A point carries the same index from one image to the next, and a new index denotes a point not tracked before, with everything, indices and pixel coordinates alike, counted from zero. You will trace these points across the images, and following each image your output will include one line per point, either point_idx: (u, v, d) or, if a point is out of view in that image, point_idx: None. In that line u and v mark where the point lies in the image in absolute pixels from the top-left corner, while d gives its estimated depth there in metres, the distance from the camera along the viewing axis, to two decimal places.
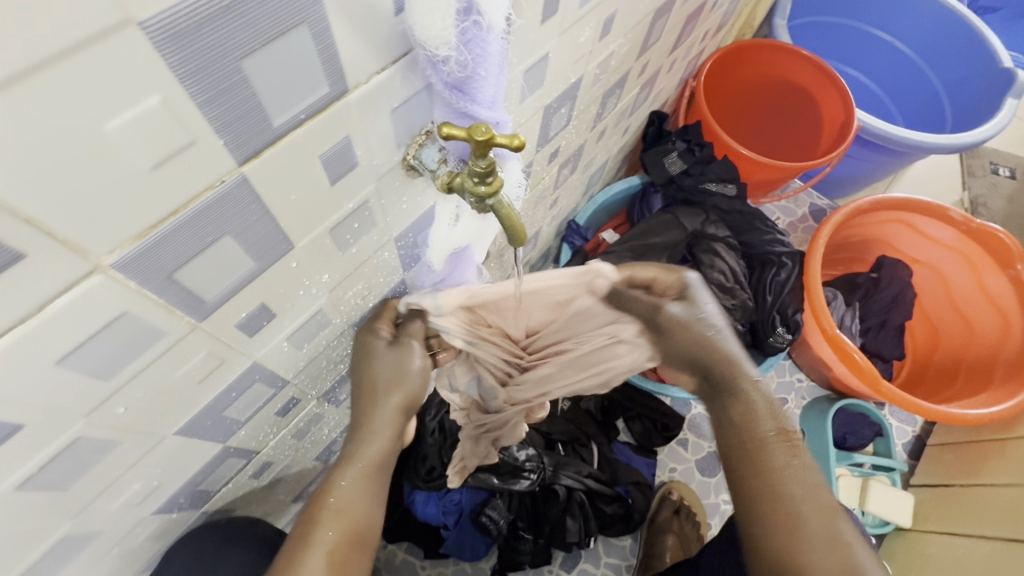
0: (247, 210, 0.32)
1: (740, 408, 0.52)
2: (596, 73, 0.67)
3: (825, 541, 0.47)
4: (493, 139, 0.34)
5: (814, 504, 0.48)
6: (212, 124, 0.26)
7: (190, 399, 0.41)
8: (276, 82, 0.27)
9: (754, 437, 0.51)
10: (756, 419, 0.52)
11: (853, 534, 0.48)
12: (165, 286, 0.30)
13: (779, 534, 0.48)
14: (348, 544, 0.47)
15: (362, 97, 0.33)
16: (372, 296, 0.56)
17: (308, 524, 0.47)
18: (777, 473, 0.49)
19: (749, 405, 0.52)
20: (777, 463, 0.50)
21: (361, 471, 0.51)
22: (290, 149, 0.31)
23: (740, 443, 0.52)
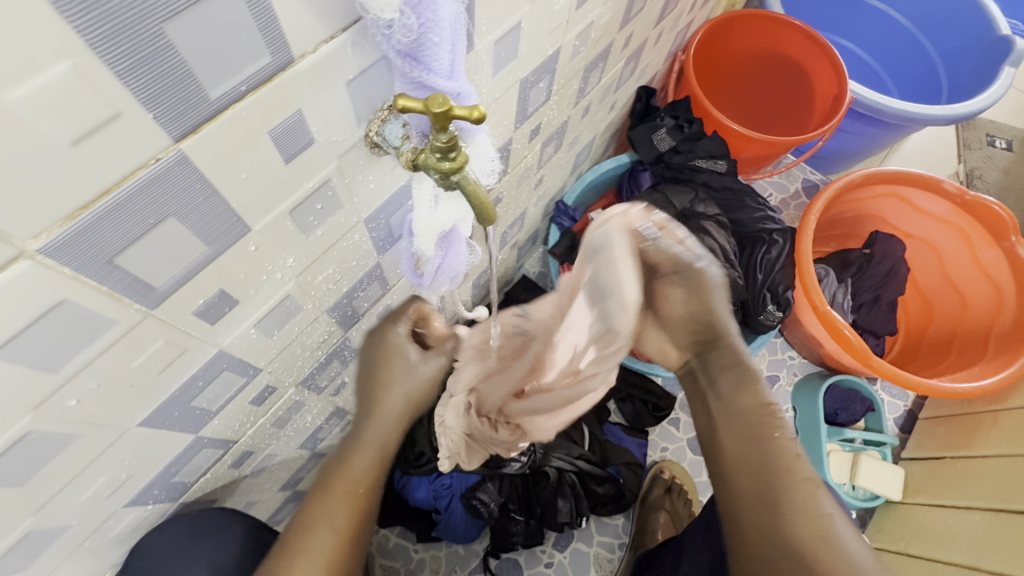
0: (190, 190, 0.30)
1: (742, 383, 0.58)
2: (575, 44, 0.65)
3: (802, 510, 0.51)
4: (452, 111, 0.32)
5: (793, 474, 0.52)
6: (138, 97, 0.24)
7: (153, 388, 0.39)
8: (207, 50, 0.25)
9: (747, 406, 0.57)
10: (761, 390, 0.57)
11: (831, 505, 0.51)
12: (107, 271, 0.29)
13: (753, 504, 0.53)
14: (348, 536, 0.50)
15: (311, 67, 0.31)
16: (345, 281, 0.54)
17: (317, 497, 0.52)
18: (767, 443, 0.54)
19: (735, 380, 0.58)
20: (770, 431, 0.55)
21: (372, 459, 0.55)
22: (234, 126, 0.29)
23: (733, 412, 0.57)
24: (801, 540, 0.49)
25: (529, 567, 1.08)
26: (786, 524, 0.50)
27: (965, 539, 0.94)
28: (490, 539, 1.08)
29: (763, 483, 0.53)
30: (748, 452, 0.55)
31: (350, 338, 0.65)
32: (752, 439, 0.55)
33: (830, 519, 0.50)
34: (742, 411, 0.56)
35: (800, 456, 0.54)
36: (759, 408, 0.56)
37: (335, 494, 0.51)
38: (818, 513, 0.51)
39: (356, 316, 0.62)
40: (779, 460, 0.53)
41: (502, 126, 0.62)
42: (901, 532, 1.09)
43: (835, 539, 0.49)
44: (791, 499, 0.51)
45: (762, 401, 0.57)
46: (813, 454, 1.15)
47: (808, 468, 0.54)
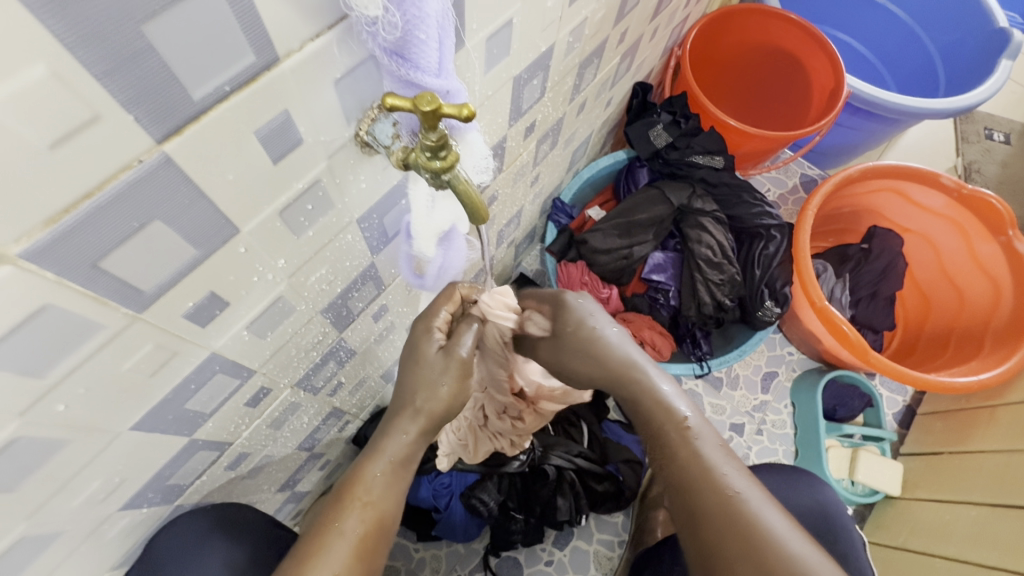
0: (176, 192, 0.29)
1: (641, 405, 0.55)
2: (569, 40, 0.64)
3: (730, 530, 0.47)
4: (440, 109, 0.32)
5: (711, 493, 0.49)
6: (118, 98, 0.24)
7: (144, 392, 0.39)
8: (189, 51, 0.25)
9: (653, 430, 0.54)
10: (667, 409, 0.54)
11: (766, 513, 0.48)
12: (92, 275, 0.29)
13: (691, 529, 0.50)
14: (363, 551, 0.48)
15: (297, 66, 0.31)
16: (339, 281, 0.54)
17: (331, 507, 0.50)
18: (683, 463, 0.52)
19: (636, 402, 0.55)
20: (682, 449, 0.52)
21: (390, 464, 0.52)
22: (219, 127, 0.29)
23: (651, 436, 0.54)
24: (743, 558, 0.46)
25: (529, 565, 1.09)
26: (725, 545, 0.47)
27: (964, 535, 0.94)
28: (490, 538, 1.08)
29: (694, 503, 0.50)
30: (676, 472, 0.52)
31: (345, 338, 0.64)
32: (668, 460, 0.53)
33: (770, 528, 0.47)
34: (655, 435, 0.54)
35: (716, 465, 0.51)
36: (665, 428, 0.53)
37: (352, 503, 0.50)
38: (749, 528, 0.47)
39: (351, 317, 0.62)
40: (696, 472, 0.51)
41: (496, 123, 0.62)
42: (898, 528, 1.09)
43: (779, 551, 0.46)
44: (717, 516, 0.48)
45: (665, 418, 0.53)
46: (811, 450, 1.15)
47: (729, 478, 0.50)
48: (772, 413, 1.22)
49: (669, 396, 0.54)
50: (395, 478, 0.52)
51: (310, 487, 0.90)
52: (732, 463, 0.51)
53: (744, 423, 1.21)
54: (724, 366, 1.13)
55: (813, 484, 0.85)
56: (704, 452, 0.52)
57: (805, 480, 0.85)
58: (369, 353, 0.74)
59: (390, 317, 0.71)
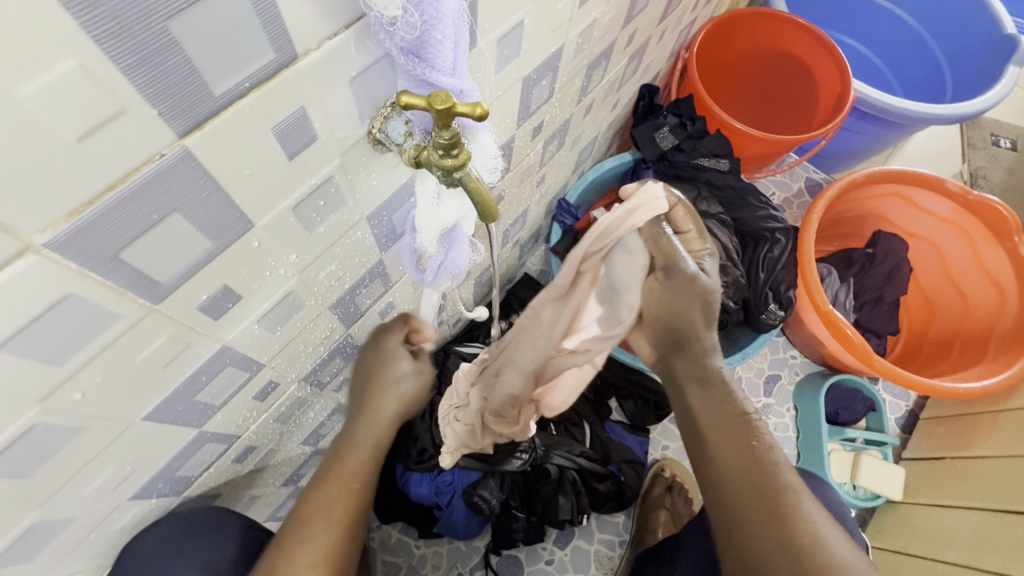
0: (195, 186, 0.30)
1: (726, 393, 0.60)
2: (578, 42, 0.65)
3: (774, 517, 0.53)
4: (454, 108, 0.32)
5: (771, 487, 0.55)
6: (143, 92, 0.24)
7: (157, 382, 0.40)
8: (213, 47, 0.26)
9: (730, 417, 0.59)
10: (737, 402, 0.60)
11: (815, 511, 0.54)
12: (112, 266, 0.29)
13: (737, 517, 0.55)
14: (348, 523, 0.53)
15: (314, 64, 0.31)
16: (348, 277, 0.54)
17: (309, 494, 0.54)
18: (745, 451, 0.57)
19: (712, 395, 0.61)
20: (742, 443, 0.57)
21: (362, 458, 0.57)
22: (237, 122, 0.30)
23: (712, 423, 0.60)
24: (788, 541, 0.52)
25: (530, 563, 1.09)
26: (772, 537, 0.53)
27: (966, 540, 0.94)
28: (491, 536, 1.08)
29: (748, 492, 0.55)
30: (727, 466, 0.57)
31: (352, 334, 0.65)
32: (726, 455, 0.57)
33: (817, 523, 0.53)
34: (720, 421, 0.59)
35: (779, 463, 0.57)
36: (740, 420, 0.59)
37: (329, 491, 0.54)
38: (797, 519, 0.53)
39: (358, 313, 0.62)
40: (757, 465, 0.56)
41: (505, 123, 0.62)
42: (900, 532, 1.09)
43: (823, 547, 0.51)
44: (768, 508, 0.54)
45: (738, 411, 0.59)
46: (813, 453, 1.15)
47: (788, 476, 0.56)
48: (774, 416, 1.22)
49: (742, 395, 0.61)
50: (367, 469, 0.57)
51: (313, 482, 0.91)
52: (783, 460, 0.58)
53: None
54: (727, 368, 1.13)
55: (817, 485, 0.85)
56: (769, 448, 0.57)
57: (807, 482, 0.85)
58: None
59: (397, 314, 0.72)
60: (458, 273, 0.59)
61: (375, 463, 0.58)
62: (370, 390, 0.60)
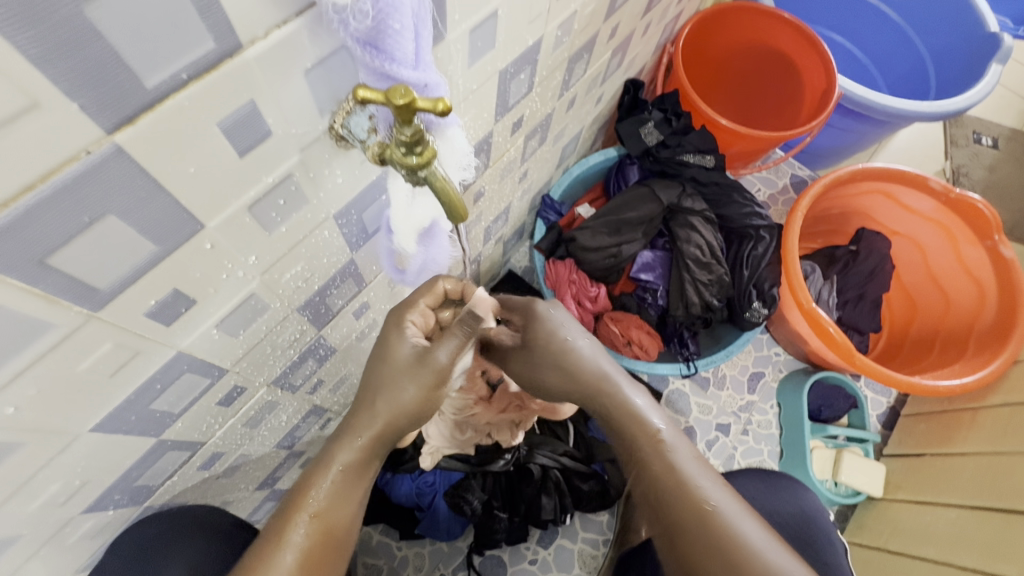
0: (131, 185, 0.28)
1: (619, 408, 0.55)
2: (558, 34, 0.63)
3: (697, 537, 0.47)
4: (415, 103, 0.30)
5: (685, 501, 0.49)
6: (60, 84, 0.22)
7: (105, 392, 0.38)
8: (142, 35, 0.24)
9: (627, 437, 0.54)
10: (641, 417, 0.54)
11: (739, 522, 0.47)
12: (39, 272, 0.27)
13: (670, 541, 0.50)
14: (322, 546, 0.47)
15: (263, 54, 0.29)
16: (316, 278, 0.52)
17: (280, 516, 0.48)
18: (654, 469, 0.51)
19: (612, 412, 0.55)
20: (654, 457, 0.51)
21: (341, 473, 0.50)
22: (176, 118, 0.27)
23: (624, 445, 0.54)
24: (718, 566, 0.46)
25: (513, 563, 1.08)
26: (715, 569, 0.46)
27: (945, 536, 0.95)
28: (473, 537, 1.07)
29: (665, 512, 0.50)
30: (648, 486, 0.52)
31: (324, 336, 0.63)
32: (639, 474, 0.53)
33: (742, 536, 0.47)
34: (625, 442, 0.54)
35: (693, 474, 0.50)
36: (639, 437, 0.53)
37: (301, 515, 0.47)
38: (718, 539, 0.47)
39: (330, 314, 0.60)
40: (670, 481, 0.50)
41: (482, 118, 0.60)
42: (880, 528, 1.09)
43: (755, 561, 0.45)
44: (692, 530, 0.48)
45: (640, 426, 0.53)
46: (796, 451, 1.15)
47: (705, 488, 0.49)
48: (758, 414, 1.22)
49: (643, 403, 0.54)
50: (351, 485, 0.50)
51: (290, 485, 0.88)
52: (703, 469, 0.51)
53: (730, 423, 1.21)
54: (710, 366, 1.12)
55: (794, 489, 0.84)
56: (679, 461, 0.51)
57: (789, 485, 0.85)
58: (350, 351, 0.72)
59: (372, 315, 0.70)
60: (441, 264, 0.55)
61: (355, 484, 0.51)
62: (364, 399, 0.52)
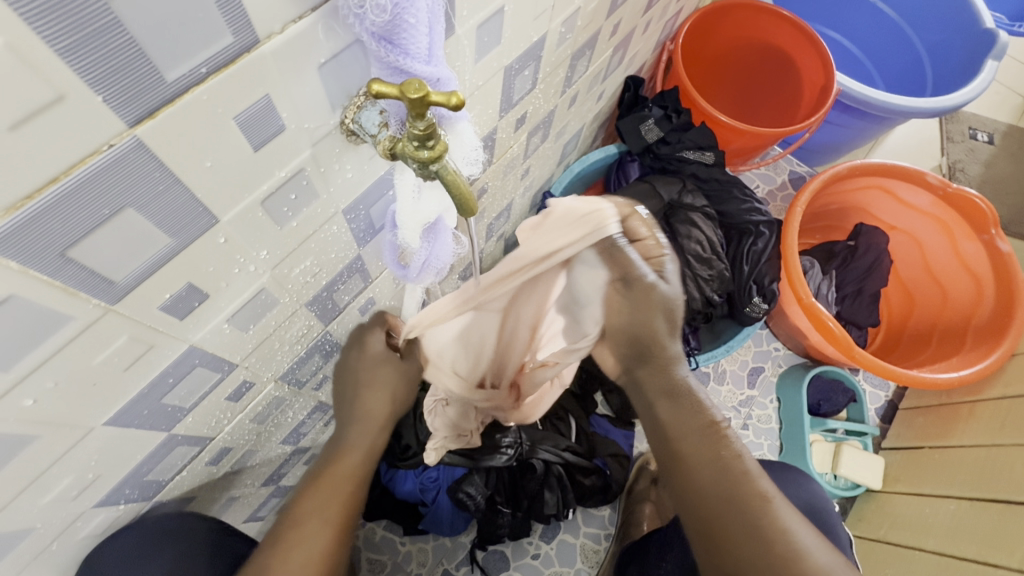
0: (149, 179, 0.28)
1: (680, 403, 0.58)
2: (561, 31, 0.63)
3: (750, 527, 0.52)
4: (429, 97, 0.31)
5: (744, 494, 0.53)
6: (82, 76, 0.23)
7: (119, 385, 0.38)
8: (163, 28, 0.24)
9: (685, 429, 0.57)
10: (701, 411, 0.58)
11: (790, 518, 0.53)
12: (60, 265, 0.27)
13: (716, 529, 0.54)
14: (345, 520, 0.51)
15: (278, 49, 0.29)
16: (324, 273, 0.52)
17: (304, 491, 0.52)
18: (712, 461, 0.55)
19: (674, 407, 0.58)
20: (714, 452, 0.55)
21: (356, 454, 0.56)
22: (194, 111, 0.28)
23: (675, 435, 0.57)
24: (767, 553, 0.51)
25: (516, 558, 1.09)
26: (751, 548, 0.52)
27: (943, 528, 0.96)
28: (476, 532, 1.08)
29: (715, 502, 0.54)
30: (698, 477, 0.55)
31: (331, 331, 0.63)
32: (693, 465, 0.56)
33: (792, 529, 0.52)
34: (681, 436, 0.57)
35: (751, 470, 0.55)
36: (700, 432, 0.56)
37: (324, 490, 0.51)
38: (773, 529, 0.52)
39: (337, 310, 0.60)
40: (727, 474, 0.54)
41: (487, 114, 0.61)
42: (879, 521, 1.11)
43: (800, 552, 0.51)
44: (745, 520, 0.52)
45: (704, 422, 0.57)
46: (795, 445, 1.16)
47: (760, 482, 0.55)
48: (758, 408, 1.23)
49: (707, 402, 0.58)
50: (365, 466, 0.56)
51: (295, 481, 0.89)
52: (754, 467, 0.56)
53: (730, 418, 1.22)
54: (711, 361, 1.12)
55: (801, 481, 0.85)
56: (739, 455, 0.56)
57: (797, 478, 0.85)
58: None
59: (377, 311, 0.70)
60: (445, 258, 0.55)
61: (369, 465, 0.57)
62: (363, 390, 0.61)
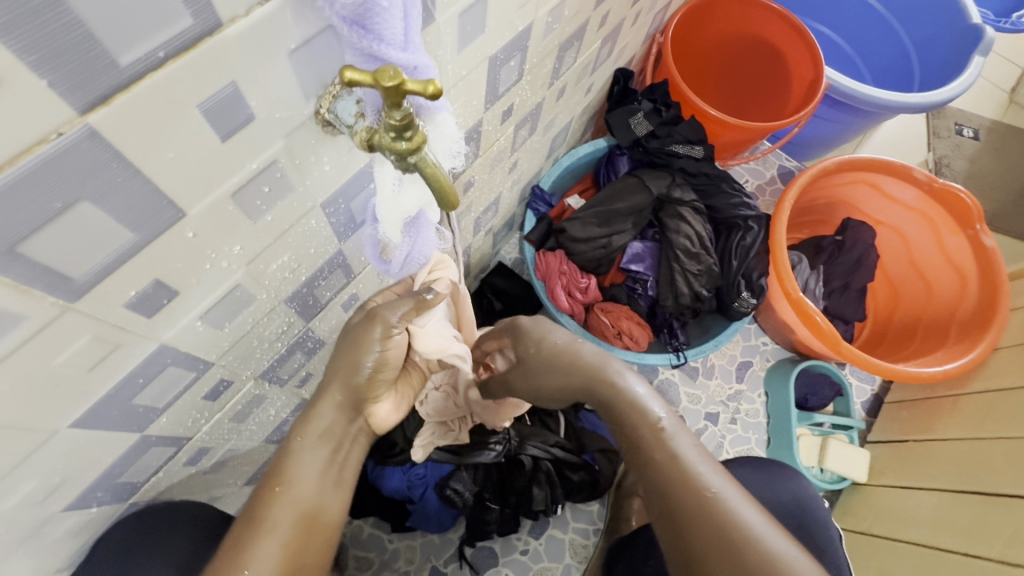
0: (104, 169, 0.27)
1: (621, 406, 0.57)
2: (547, 21, 0.62)
3: (698, 521, 0.48)
4: (404, 85, 0.30)
5: (686, 488, 0.50)
6: (23, 58, 0.21)
7: (83, 387, 0.36)
8: (113, 7, 0.22)
9: (631, 433, 0.56)
10: (642, 411, 0.56)
11: (739, 508, 0.49)
12: (9, 261, 0.26)
13: (667, 530, 0.51)
14: (305, 527, 0.48)
15: (243, 33, 0.28)
16: (303, 269, 0.51)
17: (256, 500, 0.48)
18: (652, 459, 0.53)
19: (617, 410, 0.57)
20: (654, 450, 0.53)
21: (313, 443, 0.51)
22: (153, 98, 0.26)
23: (626, 437, 0.56)
24: (720, 549, 0.47)
25: (504, 554, 1.08)
26: (704, 543, 0.48)
27: (927, 520, 0.97)
28: (464, 529, 1.07)
29: (662, 500, 0.51)
30: (645, 476, 0.53)
31: (313, 328, 0.62)
32: (639, 466, 0.54)
33: (744, 520, 0.48)
34: (629, 439, 0.56)
35: (693, 465, 0.52)
36: (641, 431, 0.55)
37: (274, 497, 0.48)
38: (721, 521, 0.48)
39: (318, 306, 0.59)
40: (668, 470, 0.52)
41: (471, 106, 0.59)
42: (865, 513, 1.12)
43: (754, 543, 0.46)
44: (693, 515, 0.49)
45: (642, 421, 0.55)
46: (782, 438, 1.17)
47: (705, 475, 0.51)
48: (746, 402, 1.24)
49: (645, 399, 0.56)
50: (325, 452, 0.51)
51: None
52: (702, 459, 0.53)
53: (719, 412, 1.22)
54: (699, 356, 1.12)
55: (790, 475, 0.86)
56: (679, 450, 0.53)
57: (785, 473, 0.86)
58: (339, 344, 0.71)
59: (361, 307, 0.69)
60: (430, 249, 0.53)
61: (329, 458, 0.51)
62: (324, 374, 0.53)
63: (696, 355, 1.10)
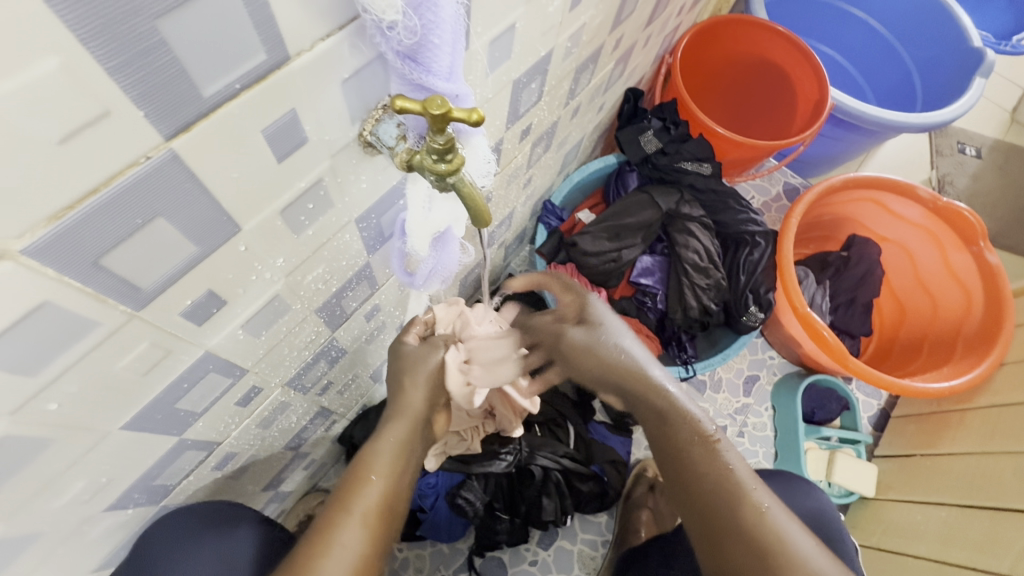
0: (180, 189, 0.29)
1: (672, 417, 0.57)
2: (567, 45, 0.65)
3: (747, 534, 0.53)
4: (450, 113, 0.32)
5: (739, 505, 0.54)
6: (129, 92, 0.23)
7: (134, 391, 0.38)
8: (204, 46, 0.25)
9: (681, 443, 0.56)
10: (695, 422, 0.57)
11: (786, 524, 0.53)
12: (91, 272, 0.28)
13: (711, 536, 0.54)
14: (380, 519, 0.50)
15: (306, 66, 0.30)
16: (334, 281, 0.53)
17: (341, 495, 0.51)
18: (705, 473, 0.55)
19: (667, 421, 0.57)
20: (707, 464, 0.56)
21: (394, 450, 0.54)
22: (227, 124, 0.29)
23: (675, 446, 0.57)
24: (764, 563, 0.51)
25: (513, 565, 1.09)
26: (751, 556, 0.52)
27: (935, 534, 0.98)
28: (475, 538, 1.08)
29: (711, 511, 0.54)
30: (693, 487, 0.56)
31: (337, 338, 0.64)
32: (691, 476, 0.56)
33: (788, 535, 0.53)
34: (679, 448, 0.56)
35: (744, 480, 0.55)
36: (693, 442, 0.56)
37: (359, 494, 0.50)
38: (767, 536, 0.52)
39: (344, 316, 0.61)
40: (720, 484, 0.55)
41: (494, 126, 0.62)
42: (873, 527, 1.12)
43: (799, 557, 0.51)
44: (740, 529, 0.53)
45: (695, 433, 0.57)
46: (790, 452, 1.18)
47: (754, 492, 0.55)
48: (753, 416, 1.25)
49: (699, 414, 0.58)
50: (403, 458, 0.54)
51: (294, 486, 0.89)
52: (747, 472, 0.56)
53: (726, 425, 1.23)
54: (708, 369, 1.13)
55: (809, 490, 0.87)
56: (732, 465, 0.56)
57: (803, 487, 0.87)
58: (359, 352, 0.73)
59: (382, 317, 0.71)
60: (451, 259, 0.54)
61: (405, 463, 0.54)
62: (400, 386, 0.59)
63: (704, 366, 1.10)
